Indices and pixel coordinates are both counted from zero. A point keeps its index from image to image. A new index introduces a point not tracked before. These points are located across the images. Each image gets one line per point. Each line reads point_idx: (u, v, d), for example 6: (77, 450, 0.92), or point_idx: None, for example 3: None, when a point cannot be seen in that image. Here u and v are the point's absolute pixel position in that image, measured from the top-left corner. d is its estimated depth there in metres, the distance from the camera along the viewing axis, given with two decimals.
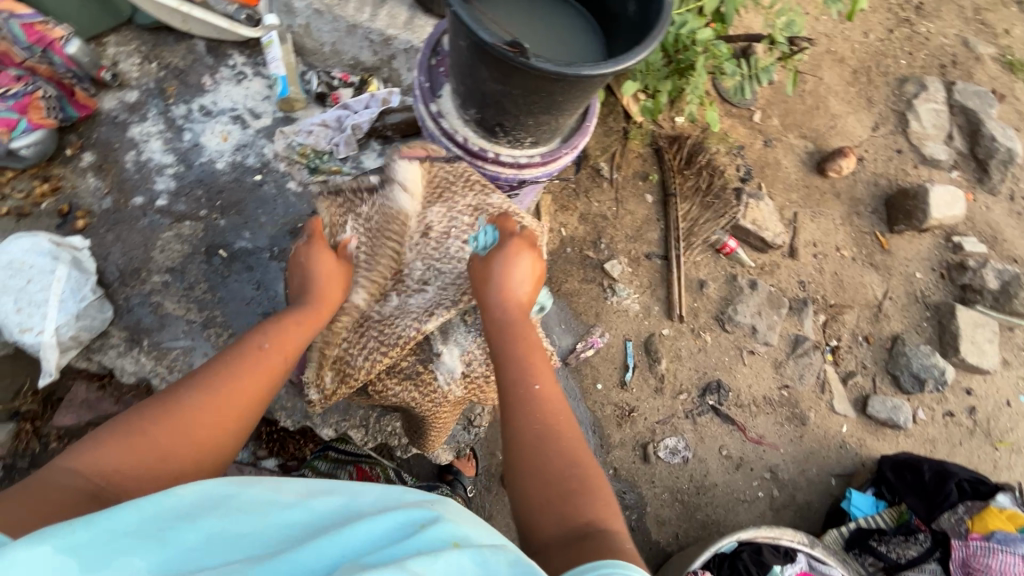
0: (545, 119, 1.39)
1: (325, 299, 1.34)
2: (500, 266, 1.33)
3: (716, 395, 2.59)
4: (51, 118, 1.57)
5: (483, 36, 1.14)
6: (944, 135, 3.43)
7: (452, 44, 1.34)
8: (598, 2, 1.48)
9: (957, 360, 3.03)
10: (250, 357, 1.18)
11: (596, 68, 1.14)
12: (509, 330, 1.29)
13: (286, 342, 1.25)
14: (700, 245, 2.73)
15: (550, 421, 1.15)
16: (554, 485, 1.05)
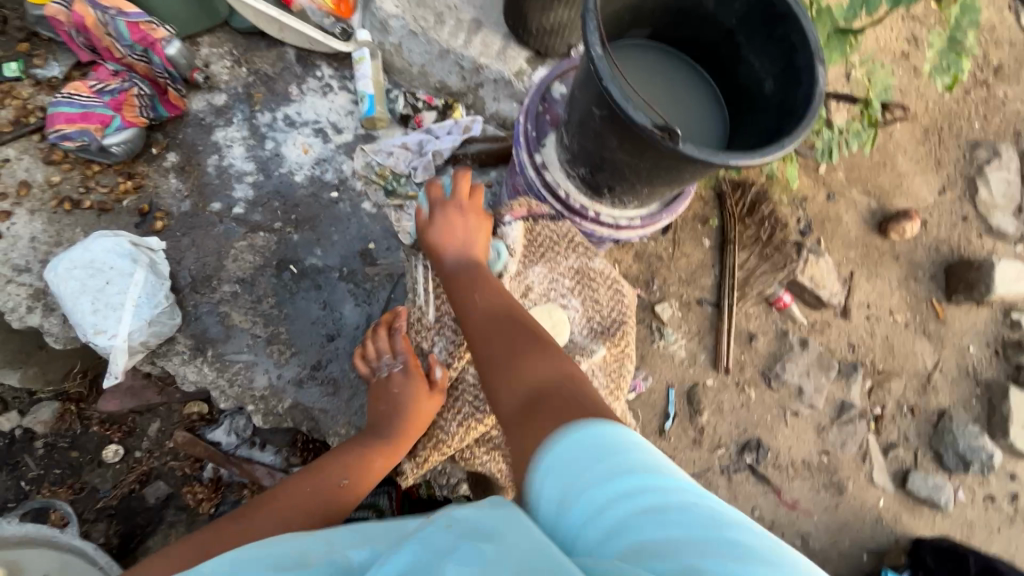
0: (661, 189, 1.36)
1: (408, 437, 1.42)
2: (443, 223, 1.35)
3: (755, 453, 2.54)
4: (142, 116, 1.60)
5: (634, 117, 1.10)
6: (1012, 206, 3.24)
7: (581, 106, 1.29)
8: (726, 71, 1.44)
9: (1005, 444, 2.90)
10: (331, 489, 1.28)
11: (746, 157, 1.10)
12: (464, 277, 1.29)
13: (364, 479, 1.35)
14: (754, 297, 2.65)
15: (512, 326, 1.14)
16: (514, 354, 1.04)
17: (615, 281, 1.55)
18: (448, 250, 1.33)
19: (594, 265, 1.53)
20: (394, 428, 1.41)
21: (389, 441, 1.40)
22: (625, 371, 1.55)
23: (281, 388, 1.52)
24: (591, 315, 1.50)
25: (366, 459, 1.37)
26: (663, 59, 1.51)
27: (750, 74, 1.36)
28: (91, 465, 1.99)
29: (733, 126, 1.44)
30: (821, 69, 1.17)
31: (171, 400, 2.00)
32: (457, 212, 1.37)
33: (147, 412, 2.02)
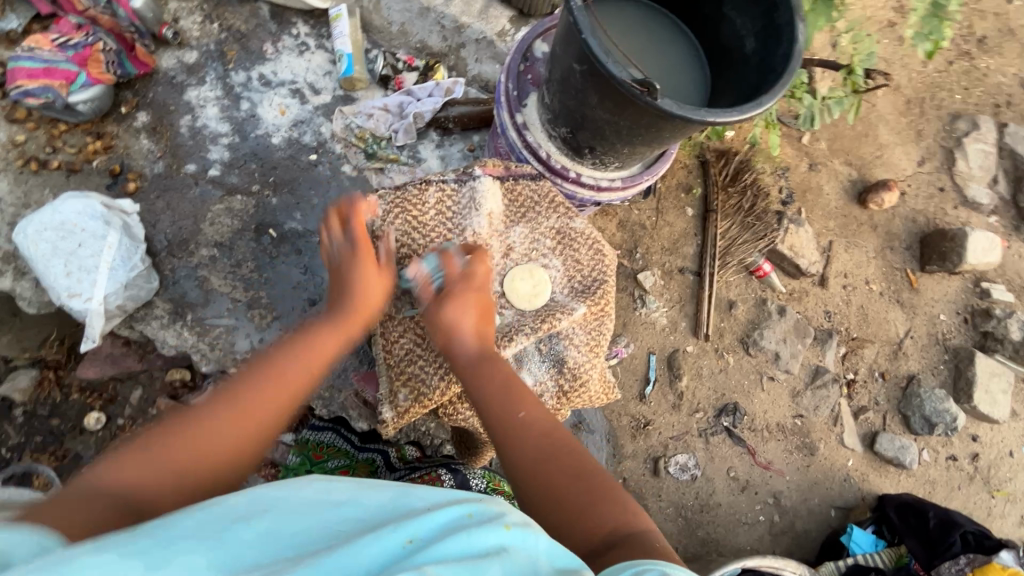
0: (641, 150, 1.36)
1: (358, 315, 1.32)
2: (450, 313, 1.29)
3: (732, 417, 2.61)
4: (109, 73, 1.54)
5: (612, 70, 1.11)
6: (989, 177, 3.29)
7: (561, 62, 1.28)
8: (708, 29, 1.43)
9: (968, 407, 3.02)
10: (278, 376, 1.16)
11: (724, 115, 1.11)
12: (485, 369, 1.26)
13: (313, 362, 1.22)
14: (734, 266, 2.69)
15: (559, 455, 1.11)
16: (573, 502, 1.03)
17: (596, 241, 1.52)
18: (460, 336, 1.30)
19: (576, 222, 1.51)
20: (341, 301, 1.32)
21: (337, 316, 1.31)
22: (606, 330, 1.51)
23: None
24: (573, 274, 1.48)
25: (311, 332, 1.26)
26: (648, 16, 1.49)
27: (732, 33, 1.35)
28: (72, 432, 1.98)
29: (715, 87, 1.44)
30: (800, 27, 1.17)
31: (152, 367, 1.99)
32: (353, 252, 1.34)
33: (127, 379, 2.01)
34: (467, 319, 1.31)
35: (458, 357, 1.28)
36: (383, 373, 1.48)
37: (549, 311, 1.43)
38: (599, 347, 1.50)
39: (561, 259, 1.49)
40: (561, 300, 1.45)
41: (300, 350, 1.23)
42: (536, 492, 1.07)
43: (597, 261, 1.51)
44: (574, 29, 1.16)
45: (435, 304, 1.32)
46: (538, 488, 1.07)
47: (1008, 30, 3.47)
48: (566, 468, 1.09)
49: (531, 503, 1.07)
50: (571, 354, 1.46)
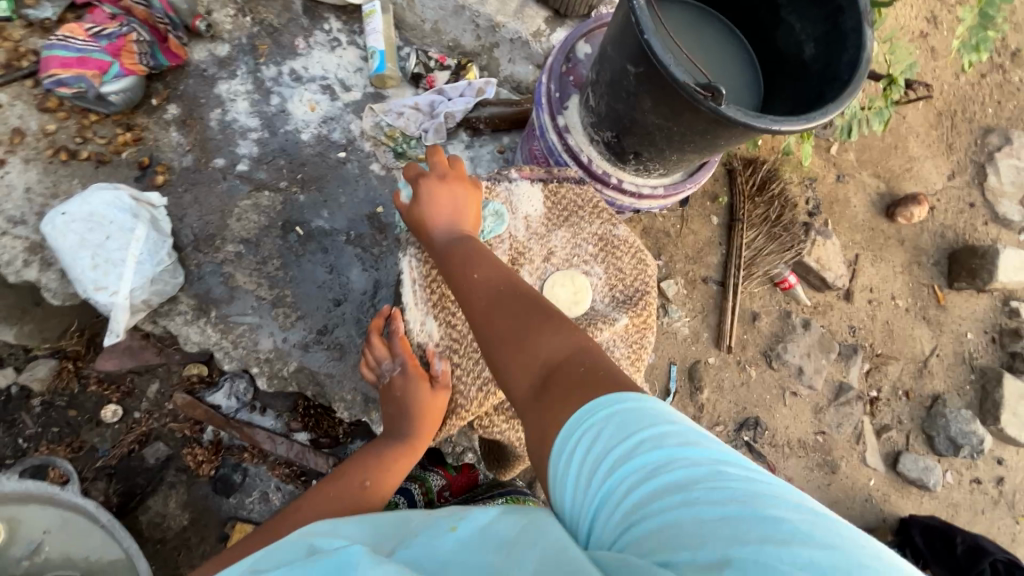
0: (690, 157, 1.32)
1: (425, 437, 1.38)
2: (447, 213, 1.26)
3: (752, 431, 2.55)
4: (142, 64, 1.52)
5: (675, 74, 1.07)
6: (1021, 194, 3.20)
7: (613, 63, 1.24)
8: (762, 34, 1.38)
9: (995, 429, 2.94)
10: (351, 489, 1.30)
11: (789, 122, 1.07)
12: (455, 256, 1.21)
13: (384, 479, 1.34)
14: (759, 277, 2.62)
15: (519, 302, 1.07)
16: (523, 335, 1.00)
17: (639, 252, 1.50)
18: (434, 221, 1.25)
19: (619, 231, 1.48)
20: (409, 427, 1.37)
21: (407, 441, 1.38)
22: (645, 341, 1.50)
23: (286, 351, 1.49)
24: (615, 283, 1.46)
25: (382, 463, 1.35)
26: (699, 18, 1.44)
27: (790, 38, 1.31)
28: (90, 424, 1.97)
29: (767, 94, 1.40)
30: (868, 32, 1.13)
31: (170, 361, 1.98)
32: (439, 182, 1.26)
33: (146, 372, 2.00)
34: (451, 201, 1.26)
35: (433, 239, 1.25)
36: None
37: (591, 320, 1.40)
38: (639, 359, 1.50)
39: (604, 269, 1.47)
40: (604, 310, 1.43)
41: (378, 469, 1.35)
42: (495, 329, 1.05)
43: (640, 270, 1.49)
44: (634, 30, 1.12)
45: (414, 202, 1.27)
46: (493, 332, 1.06)
47: None
48: (522, 308, 1.05)
49: (491, 357, 1.04)
50: (611, 366, 1.46)
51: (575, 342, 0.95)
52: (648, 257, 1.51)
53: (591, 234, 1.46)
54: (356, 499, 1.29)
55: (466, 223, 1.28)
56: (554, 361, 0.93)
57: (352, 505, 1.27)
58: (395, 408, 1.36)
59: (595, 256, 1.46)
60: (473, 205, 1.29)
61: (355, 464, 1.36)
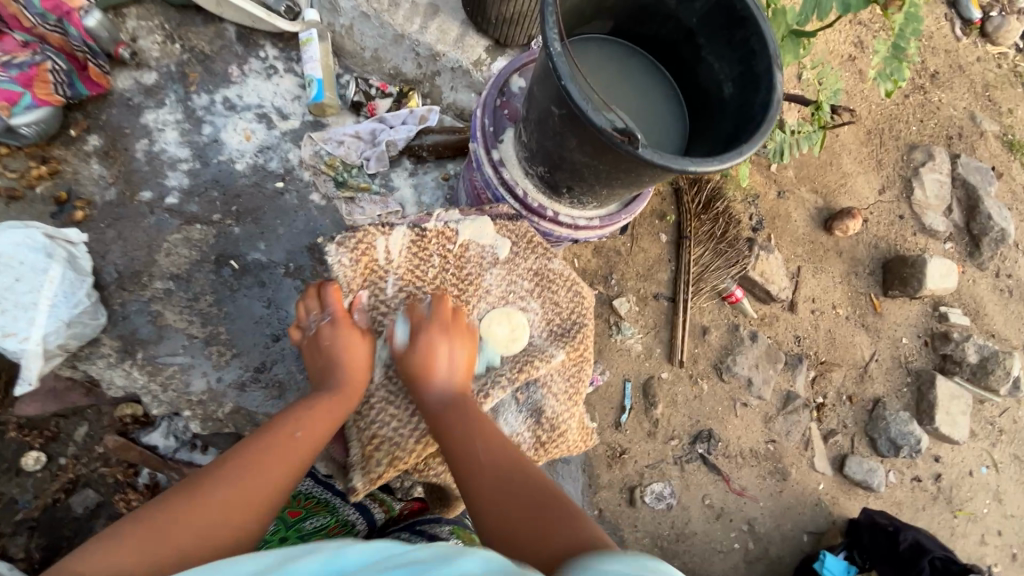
0: (619, 191, 1.35)
1: (355, 388, 1.35)
2: (436, 350, 1.33)
3: (706, 444, 2.61)
4: (58, 94, 1.45)
5: (592, 118, 1.09)
6: (944, 206, 3.43)
7: (539, 101, 1.26)
8: (687, 71, 1.44)
9: (931, 429, 3.10)
10: (282, 446, 1.20)
11: (706, 164, 1.10)
12: (452, 418, 1.27)
13: (318, 431, 1.26)
14: (708, 292, 2.70)
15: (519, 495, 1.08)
16: (535, 531, 0.98)
17: (574, 283, 1.56)
18: (434, 384, 1.32)
19: (554, 261, 1.54)
20: (335, 378, 1.34)
21: (337, 392, 1.33)
22: (582, 374, 1.56)
23: (221, 392, 1.42)
24: (552, 318, 1.52)
25: (313, 415, 1.27)
26: (624, 58, 1.49)
27: (710, 77, 1.37)
28: (8, 475, 1.83)
29: (693, 129, 1.45)
30: (778, 76, 1.19)
31: (99, 402, 1.87)
32: (440, 333, 1.36)
33: (72, 415, 1.88)
34: (444, 353, 1.35)
35: (428, 400, 1.31)
36: (352, 436, 1.42)
37: (528, 357, 1.45)
38: (575, 392, 1.55)
39: (540, 304, 1.53)
40: (542, 346, 1.48)
41: (308, 422, 1.26)
42: (499, 515, 1.05)
43: (578, 304, 1.55)
44: (553, 72, 1.14)
45: (413, 348, 1.35)
46: (498, 509, 1.06)
47: (956, 67, 3.67)
48: (525, 493, 1.08)
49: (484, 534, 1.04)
50: (548, 404, 1.50)
51: (575, 528, 0.97)
52: (582, 289, 1.57)
53: (528, 270, 1.51)
54: (292, 461, 1.19)
55: (460, 378, 1.35)
56: (569, 550, 0.91)
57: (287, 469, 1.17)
58: (321, 356, 1.36)
59: (531, 292, 1.51)
60: (468, 361, 1.38)
61: (283, 418, 1.27)
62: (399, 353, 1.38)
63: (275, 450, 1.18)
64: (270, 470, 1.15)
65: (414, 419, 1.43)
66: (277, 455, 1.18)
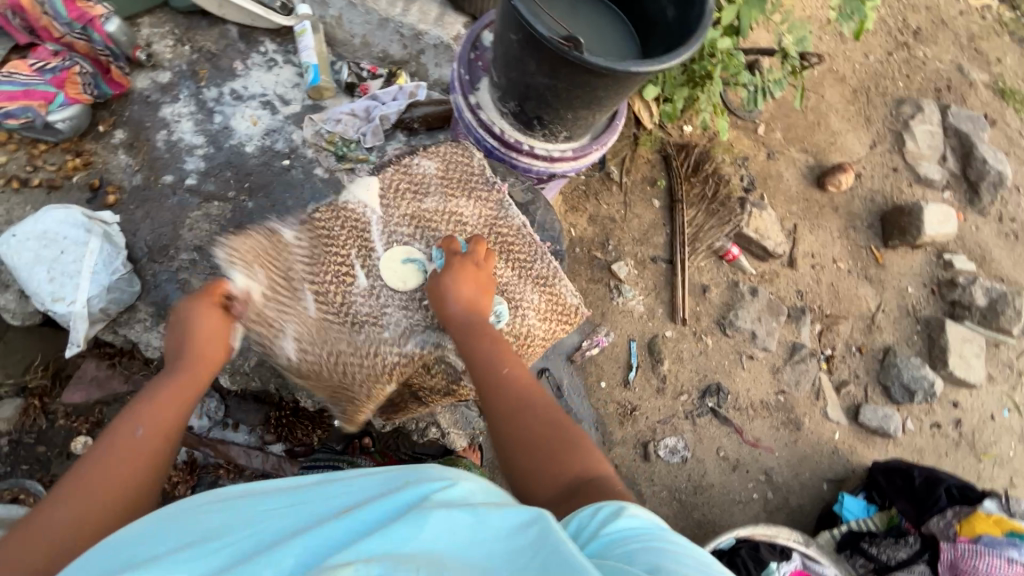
0: (583, 115, 1.46)
1: (215, 344, 1.28)
2: (454, 281, 1.40)
3: (716, 397, 2.66)
4: (86, 93, 1.64)
5: (539, 32, 1.22)
6: (938, 155, 3.46)
7: (500, 36, 1.40)
8: (635, 6, 1.56)
9: (946, 374, 3.10)
10: (122, 444, 1.02)
11: (645, 65, 1.22)
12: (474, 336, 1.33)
13: (168, 416, 1.10)
14: (704, 251, 2.79)
15: (535, 428, 1.11)
16: (548, 447, 1.07)
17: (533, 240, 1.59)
18: (454, 301, 1.38)
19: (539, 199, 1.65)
20: (188, 354, 1.22)
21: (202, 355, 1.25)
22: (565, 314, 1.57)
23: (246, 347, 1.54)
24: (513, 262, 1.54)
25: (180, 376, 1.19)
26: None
27: (655, 6, 1.48)
28: (60, 457, 1.98)
29: (648, 58, 1.56)
30: None
31: (138, 387, 2.04)
32: (468, 269, 1.41)
33: (114, 401, 2.04)
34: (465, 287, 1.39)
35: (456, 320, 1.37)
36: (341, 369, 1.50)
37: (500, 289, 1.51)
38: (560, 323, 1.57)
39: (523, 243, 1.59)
40: (524, 294, 1.54)
41: (147, 416, 1.09)
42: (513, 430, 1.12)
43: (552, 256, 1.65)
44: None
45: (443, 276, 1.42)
46: (513, 429, 1.13)
47: (938, 22, 3.73)
48: (538, 425, 1.12)
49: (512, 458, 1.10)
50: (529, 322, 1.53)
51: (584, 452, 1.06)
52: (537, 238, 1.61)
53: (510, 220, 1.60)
54: (141, 447, 1.04)
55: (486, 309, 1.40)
56: (549, 444, 1.08)
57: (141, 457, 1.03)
58: (177, 337, 1.25)
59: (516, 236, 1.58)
60: (488, 296, 1.43)
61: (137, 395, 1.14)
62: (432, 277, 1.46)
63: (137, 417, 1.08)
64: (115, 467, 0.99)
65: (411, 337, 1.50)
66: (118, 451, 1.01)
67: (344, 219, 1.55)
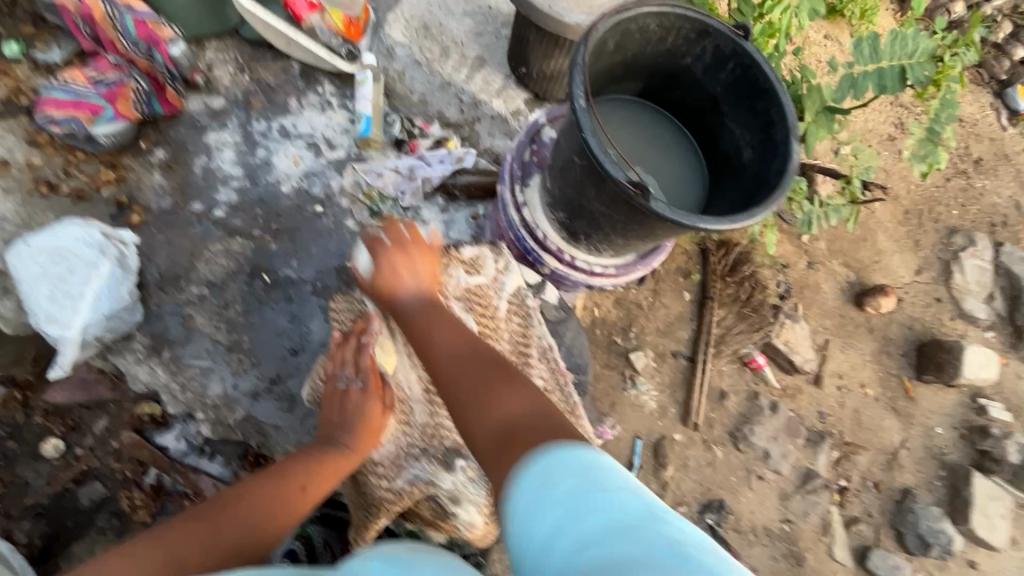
0: (634, 242, 1.39)
1: (366, 443, 1.34)
2: (386, 265, 1.38)
3: (716, 514, 2.51)
4: (136, 110, 1.66)
5: (608, 171, 1.14)
6: (985, 293, 3.28)
7: (563, 150, 1.34)
8: (708, 134, 1.51)
9: (966, 530, 2.86)
10: (289, 494, 1.21)
11: (715, 222, 1.14)
12: (426, 314, 1.33)
13: (323, 483, 1.27)
14: (728, 355, 2.67)
15: (467, 393, 1.11)
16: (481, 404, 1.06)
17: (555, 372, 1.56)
18: (403, 286, 1.37)
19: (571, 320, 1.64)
20: (345, 435, 1.32)
21: (345, 450, 1.32)
22: None
23: (235, 399, 1.54)
24: None
25: (317, 465, 1.28)
26: (638, 110, 1.59)
27: (731, 142, 1.43)
28: (26, 459, 1.90)
29: (712, 188, 1.51)
30: (795, 146, 1.25)
31: (123, 398, 1.96)
32: (398, 251, 1.40)
33: (95, 407, 1.96)
34: (405, 263, 1.39)
35: (399, 304, 1.35)
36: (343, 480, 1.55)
37: None
38: None
39: (545, 375, 1.55)
40: None
41: (305, 470, 1.27)
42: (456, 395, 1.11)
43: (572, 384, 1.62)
44: (575, 124, 1.20)
45: (377, 274, 1.39)
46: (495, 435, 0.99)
47: (1003, 155, 3.60)
48: (472, 369, 1.16)
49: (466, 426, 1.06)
50: None
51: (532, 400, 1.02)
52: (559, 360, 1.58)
53: (538, 346, 1.56)
54: (292, 499, 1.21)
55: (428, 281, 1.40)
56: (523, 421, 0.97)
57: (286, 507, 1.19)
58: (341, 417, 1.34)
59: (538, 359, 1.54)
60: (431, 264, 1.42)
61: (293, 464, 1.27)
62: (366, 280, 1.42)
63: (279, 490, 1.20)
64: (271, 502, 1.18)
65: (403, 469, 1.45)
66: (279, 491, 1.21)
67: (356, 311, 1.50)
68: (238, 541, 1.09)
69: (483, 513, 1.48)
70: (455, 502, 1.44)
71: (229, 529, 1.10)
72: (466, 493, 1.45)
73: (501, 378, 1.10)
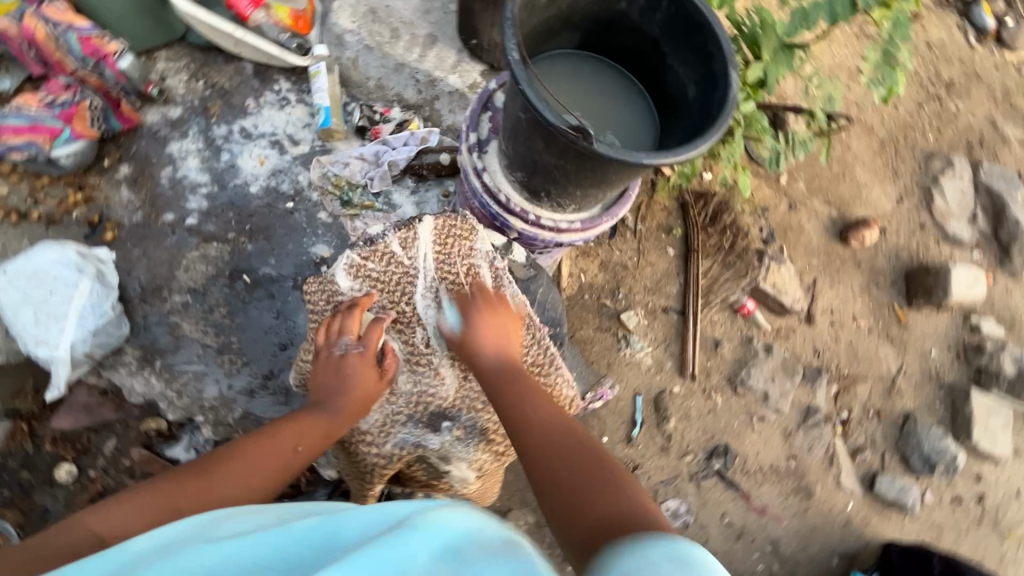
0: (593, 192, 1.41)
1: (355, 409, 1.41)
2: (480, 335, 1.43)
3: (722, 459, 2.58)
4: (93, 128, 1.71)
5: (549, 119, 1.16)
6: (968, 214, 3.29)
7: (510, 110, 1.35)
8: (653, 79, 1.52)
9: (968, 445, 2.92)
10: (282, 453, 1.24)
11: (660, 157, 1.16)
12: (508, 381, 1.35)
13: (313, 444, 1.31)
14: (717, 304, 2.71)
15: (567, 454, 1.11)
16: (582, 489, 1.01)
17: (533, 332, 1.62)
18: (486, 352, 1.41)
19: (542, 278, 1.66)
20: (336, 401, 1.39)
21: (334, 414, 1.38)
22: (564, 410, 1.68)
23: (232, 398, 1.63)
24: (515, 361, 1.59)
25: (309, 428, 1.33)
26: (582, 66, 1.60)
27: (676, 83, 1.44)
28: (43, 486, 1.94)
29: (664, 132, 1.53)
30: (734, 74, 1.26)
31: (128, 415, 1.99)
32: (486, 316, 1.46)
33: (102, 428, 1.99)
34: (496, 328, 1.45)
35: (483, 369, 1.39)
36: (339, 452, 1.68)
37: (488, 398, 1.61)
38: None
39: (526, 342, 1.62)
40: None
41: (296, 432, 1.31)
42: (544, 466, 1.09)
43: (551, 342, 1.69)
44: (514, 79, 1.21)
45: (464, 328, 1.46)
46: (571, 512, 0.98)
47: (974, 74, 3.58)
48: (566, 448, 1.12)
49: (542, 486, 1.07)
50: None
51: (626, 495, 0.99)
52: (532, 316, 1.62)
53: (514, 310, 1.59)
54: (283, 456, 1.24)
55: (514, 352, 1.44)
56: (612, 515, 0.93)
57: (277, 466, 1.22)
58: (333, 379, 1.41)
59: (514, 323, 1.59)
60: (516, 333, 1.48)
61: (287, 428, 1.31)
62: (449, 336, 1.49)
63: (274, 449, 1.24)
64: (263, 460, 1.21)
65: (391, 435, 1.62)
66: (271, 449, 1.24)
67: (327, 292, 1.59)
68: (230, 493, 1.11)
69: (474, 469, 1.66)
70: (445, 461, 1.63)
71: (228, 484, 1.12)
72: (455, 454, 1.63)
73: (597, 468, 1.06)
